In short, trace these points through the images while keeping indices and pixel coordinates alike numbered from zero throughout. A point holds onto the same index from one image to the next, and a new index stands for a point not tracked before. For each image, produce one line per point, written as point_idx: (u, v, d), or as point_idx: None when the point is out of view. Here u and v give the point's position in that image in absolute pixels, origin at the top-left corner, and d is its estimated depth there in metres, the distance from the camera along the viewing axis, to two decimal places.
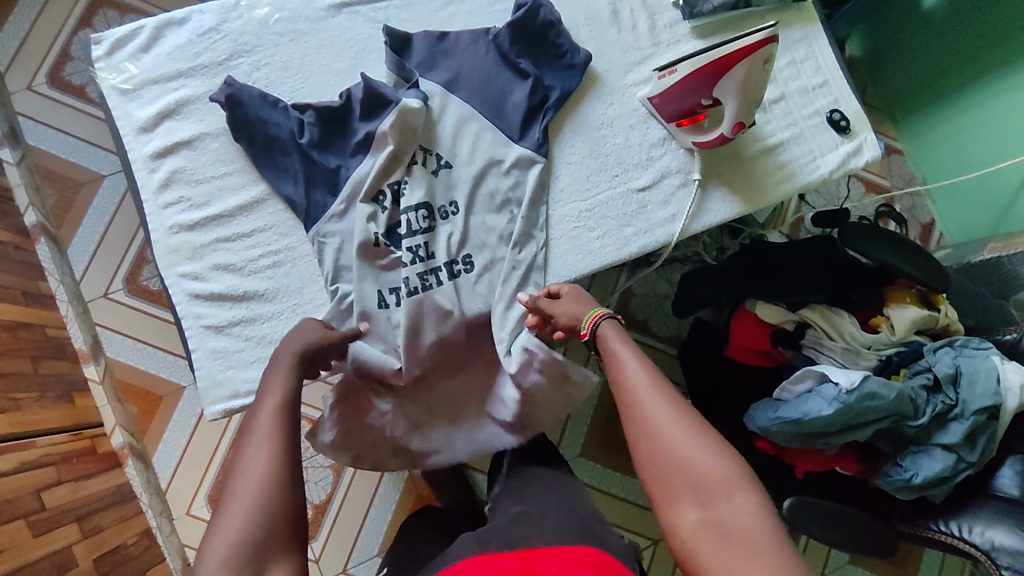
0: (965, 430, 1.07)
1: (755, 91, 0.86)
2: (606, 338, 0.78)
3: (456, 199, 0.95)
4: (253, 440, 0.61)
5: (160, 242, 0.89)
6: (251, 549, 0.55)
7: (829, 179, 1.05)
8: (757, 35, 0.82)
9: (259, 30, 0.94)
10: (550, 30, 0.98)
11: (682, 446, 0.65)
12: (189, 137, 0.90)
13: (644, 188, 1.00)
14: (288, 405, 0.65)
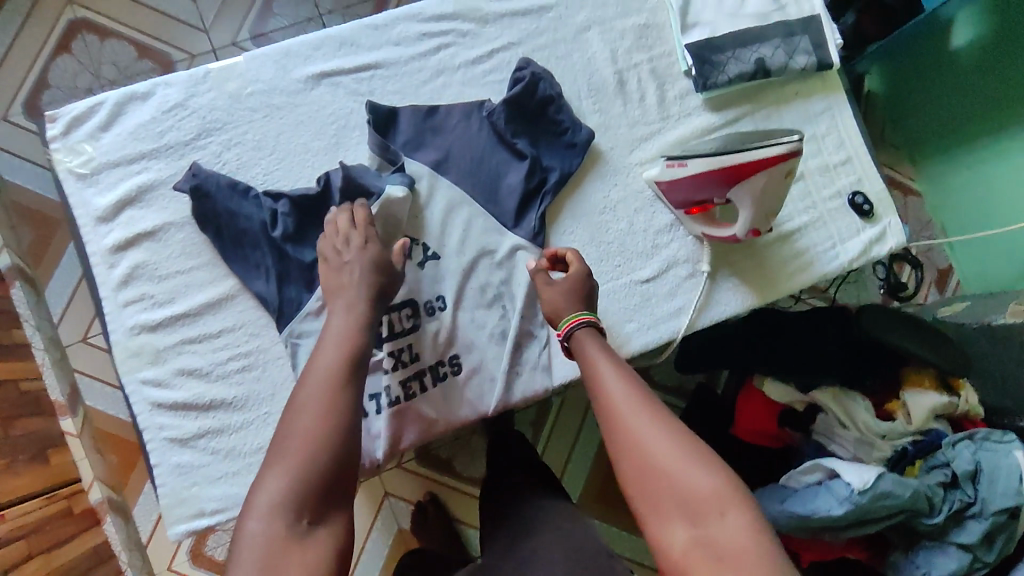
0: (983, 531, 1.02)
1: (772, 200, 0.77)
2: (583, 340, 0.73)
3: (442, 293, 0.87)
4: (302, 401, 0.62)
5: (120, 345, 0.82)
6: (294, 508, 0.55)
7: (851, 269, 0.96)
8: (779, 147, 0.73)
9: (230, 105, 0.86)
10: (549, 106, 0.90)
11: (667, 454, 0.59)
12: (152, 228, 0.83)
13: (648, 279, 0.93)
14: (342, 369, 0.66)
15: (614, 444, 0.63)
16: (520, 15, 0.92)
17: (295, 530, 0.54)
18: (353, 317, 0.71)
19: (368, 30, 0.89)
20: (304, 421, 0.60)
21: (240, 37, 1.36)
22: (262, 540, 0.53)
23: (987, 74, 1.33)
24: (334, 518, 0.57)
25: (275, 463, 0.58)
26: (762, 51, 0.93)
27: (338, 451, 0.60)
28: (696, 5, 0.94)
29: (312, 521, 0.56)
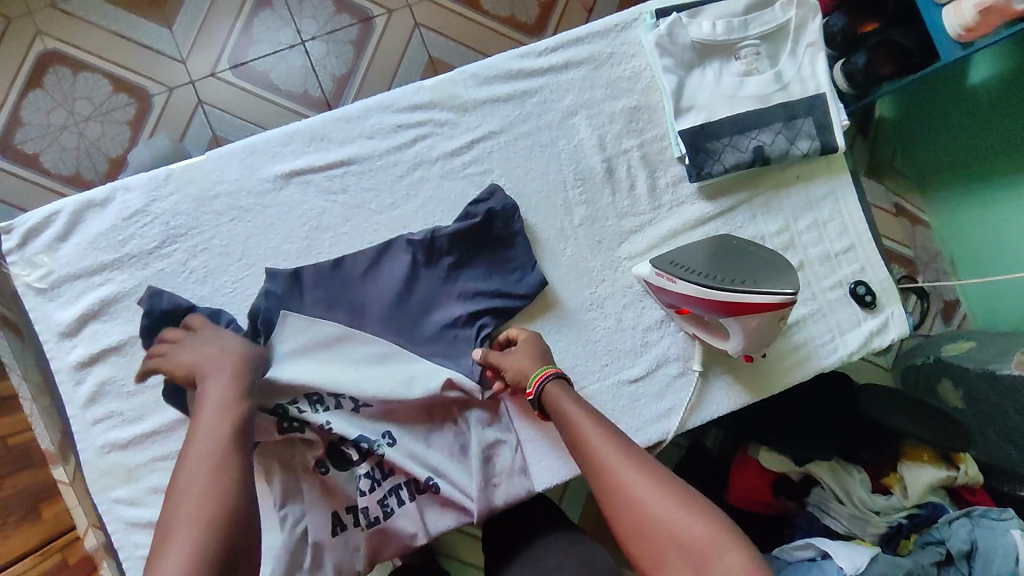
0: None
1: (766, 334, 0.74)
2: (552, 394, 0.73)
3: (387, 428, 0.84)
4: (191, 475, 0.56)
5: (90, 464, 0.80)
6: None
7: (849, 362, 0.92)
8: (772, 293, 0.69)
9: (195, 208, 0.81)
10: (505, 244, 0.86)
11: (660, 503, 0.58)
12: (118, 342, 0.80)
13: (637, 378, 0.88)
14: (241, 434, 0.61)
15: (604, 499, 0.62)
16: (502, 101, 0.87)
17: None
18: (231, 388, 0.65)
19: (340, 123, 0.84)
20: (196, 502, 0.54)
21: (219, 68, 1.28)
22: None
23: (995, 117, 1.18)
24: None
25: (169, 548, 0.51)
26: (761, 138, 0.87)
27: (234, 524, 0.53)
28: (691, 86, 0.88)
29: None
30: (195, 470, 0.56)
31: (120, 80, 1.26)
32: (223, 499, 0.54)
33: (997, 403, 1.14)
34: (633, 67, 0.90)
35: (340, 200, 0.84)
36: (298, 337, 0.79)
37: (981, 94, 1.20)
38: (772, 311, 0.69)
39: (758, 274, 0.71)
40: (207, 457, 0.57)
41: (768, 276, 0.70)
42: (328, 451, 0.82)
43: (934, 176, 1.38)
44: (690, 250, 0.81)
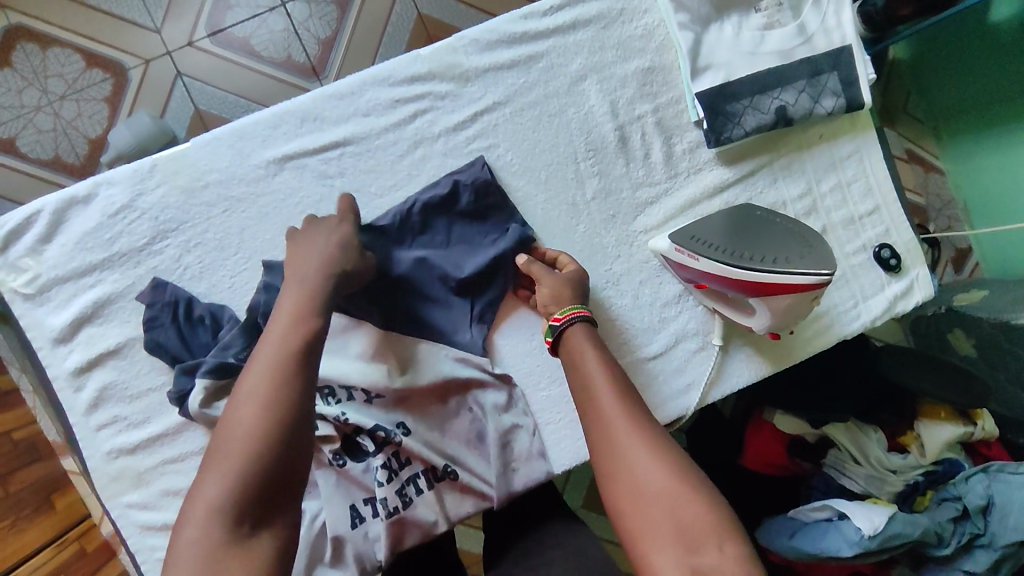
0: (992, 562, 1.00)
1: (794, 314, 0.70)
2: (576, 337, 0.72)
3: (402, 419, 0.81)
4: (250, 389, 0.58)
5: (98, 471, 0.77)
6: (232, 520, 0.52)
7: (872, 328, 0.89)
8: (803, 272, 0.66)
9: (184, 201, 0.76)
10: (495, 214, 0.82)
11: (658, 481, 0.57)
12: (116, 346, 0.76)
13: (655, 355, 0.85)
14: (301, 352, 0.61)
15: (605, 464, 0.61)
16: (506, 68, 0.81)
17: (237, 532, 0.51)
18: (308, 304, 0.66)
19: (333, 101, 0.78)
20: (247, 417, 0.56)
21: (197, 36, 1.20)
22: (202, 546, 0.50)
23: (1013, 58, 1.12)
24: (277, 517, 0.54)
25: (217, 462, 0.55)
26: (783, 98, 0.82)
27: (284, 442, 0.56)
28: (709, 43, 0.83)
29: (256, 523, 0.53)
30: (248, 387, 0.58)
31: (92, 54, 1.18)
32: (273, 422, 0.56)
33: (1010, 349, 1.11)
34: (645, 25, 0.84)
35: (338, 184, 0.79)
36: None
37: (1003, 34, 1.12)
38: (805, 293, 0.66)
39: (790, 253, 0.68)
40: (267, 369, 0.59)
41: (800, 255, 0.68)
42: (345, 444, 0.80)
43: (949, 118, 1.32)
44: (710, 222, 0.76)
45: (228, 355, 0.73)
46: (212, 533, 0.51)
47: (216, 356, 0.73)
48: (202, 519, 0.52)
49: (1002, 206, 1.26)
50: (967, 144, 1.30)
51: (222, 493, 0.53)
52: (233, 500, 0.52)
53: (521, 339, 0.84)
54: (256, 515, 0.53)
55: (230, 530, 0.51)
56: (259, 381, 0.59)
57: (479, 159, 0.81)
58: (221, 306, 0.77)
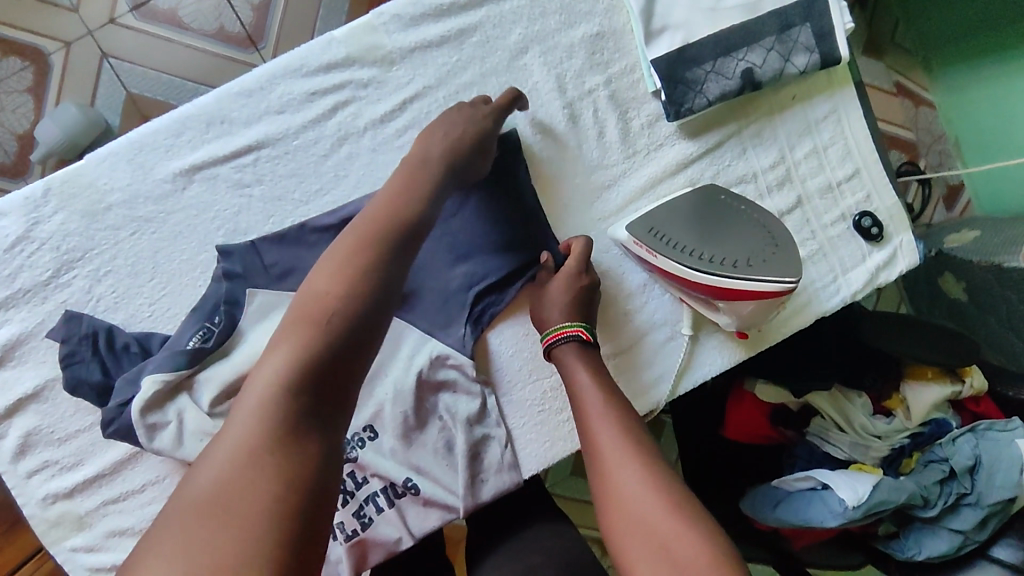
0: (978, 518, 0.98)
1: (761, 316, 0.67)
2: (566, 357, 0.69)
3: (370, 421, 0.76)
4: (323, 274, 0.53)
5: (37, 517, 0.73)
6: (298, 388, 0.47)
7: (853, 303, 0.82)
8: (773, 279, 0.62)
9: (86, 226, 0.69)
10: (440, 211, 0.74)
11: (656, 510, 0.53)
12: (35, 389, 0.71)
13: (621, 350, 0.79)
14: (374, 242, 0.55)
15: (603, 495, 0.58)
16: (435, 46, 0.72)
17: (291, 421, 0.45)
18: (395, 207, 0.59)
19: (240, 99, 0.70)
20: (332, 286, 0.52)
21: (118, 12, 1.10)
22: (252, 433, 0.44)
23: None
24: (333, 415, 0.48)
25: (281, 344, 0.49)
26: (749, 58, 0.73)
27: (353, 332, 0.51)
28: (663, 1, 0.73)
29: (313, 413, 0.47)
30: (333, 259, 0.54)
31: (8, 42, 1.08)
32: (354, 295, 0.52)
33: (1000, 291, 1.06)
34: None
35: (256, 193, 0.71)
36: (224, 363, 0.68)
37: None
38: (773, 300, 0.62)
39: (755, 253, 0.64)
40: (353, 243, 0.55)
41: (763, 258, 0.63)
42: None
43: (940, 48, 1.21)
44: (669, 209, 0.69)
45: (187, 338, 0.68)
46: (275, 396, 0.46)
47: (171, 345, 0.68)
48: (268, 380, 0.47)
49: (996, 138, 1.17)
50: (959, 72, 1.20)
51: (290, 356, 0.48)
52: (287, 389, 0.47)
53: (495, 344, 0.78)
54: (321, 390, 0.48)
55: (286, 420, 0.45)
56: (350, 253, 0.54)
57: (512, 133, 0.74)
58: (149, 331, 0.70)
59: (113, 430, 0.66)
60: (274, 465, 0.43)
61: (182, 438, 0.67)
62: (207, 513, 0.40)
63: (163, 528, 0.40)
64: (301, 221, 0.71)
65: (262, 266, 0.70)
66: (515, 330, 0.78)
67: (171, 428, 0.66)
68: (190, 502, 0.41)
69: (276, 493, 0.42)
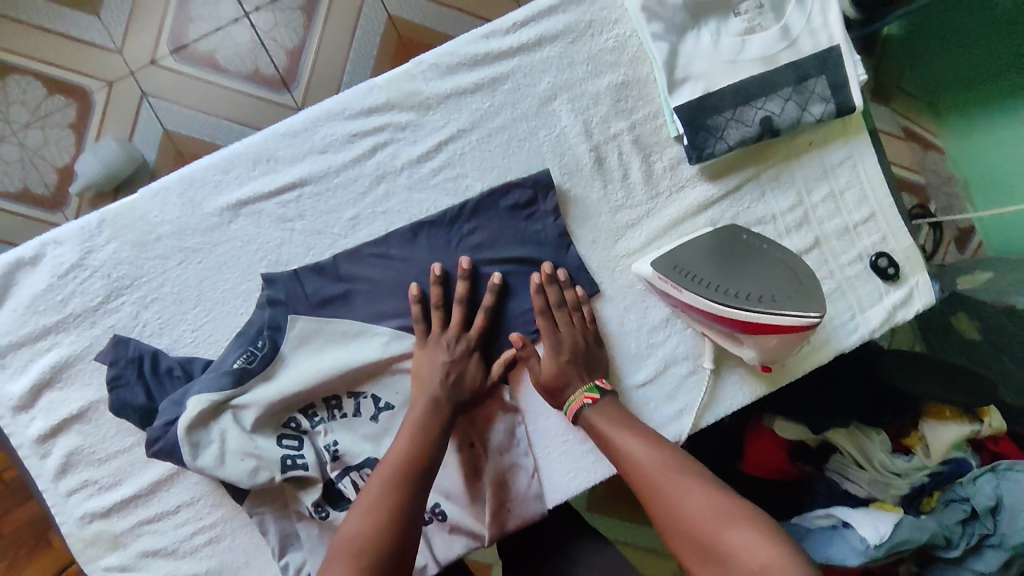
0: (1002, 562, 0.98)
1: (787, 350, 0.69)
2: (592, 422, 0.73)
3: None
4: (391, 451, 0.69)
5: (73, 536, 0.75)
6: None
7: (871, 341, 0.85)
8: (796, 311, 0.65)
9: (137, 255, 0.72)
10: (475, 245, 0.77)
11: (706, 513, 0.61)
12: (79, 410, 0.73)
13: (645, 382, 0.81)
14: (427, 420, 0.71)
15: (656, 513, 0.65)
16: (469, 93, 0.76)
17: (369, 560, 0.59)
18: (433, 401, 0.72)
19: (286, 139, 0.74)
20: (393, 453, 0.68)
21: (160, 54, 1.16)
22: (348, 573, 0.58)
23: None
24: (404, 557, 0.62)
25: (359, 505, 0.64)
26: (768, 107, 0.77)
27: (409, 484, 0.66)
28: (686, 53, 0.77)
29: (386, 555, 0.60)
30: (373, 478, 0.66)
31: (53, 80, 1.14)
32: (378, 534, 0.61)
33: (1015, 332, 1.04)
34: (616, 35, 0.78)
35: (298, 227, 0.74)
36: (266, 388, 0.73)
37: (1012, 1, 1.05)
38: (800, 334, 0.65)
39: (779, 288, 0.67)
40: (377, 490, 0.65)
41: (787, 295, 0.66)
42: (326, 494, 0.76)
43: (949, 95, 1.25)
44: (692, 249, 0.73)
45: (232, 360, 0.72)
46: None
47: (216, 367, 0.72)
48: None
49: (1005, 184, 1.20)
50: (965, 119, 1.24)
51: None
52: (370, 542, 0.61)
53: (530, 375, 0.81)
54: None
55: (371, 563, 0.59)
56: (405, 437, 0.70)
57: (534, 170, 0.77)
58: (192, 355, 0.74)
59: (158, 448, 0.69)
60: None
61: (224, 457, 0.70)
62: None
63: None
64: (341, 254, 0.75)
65: (304, 295, 0.74)
66: None
67: (214, 446, 0.70)
68: None
69: None
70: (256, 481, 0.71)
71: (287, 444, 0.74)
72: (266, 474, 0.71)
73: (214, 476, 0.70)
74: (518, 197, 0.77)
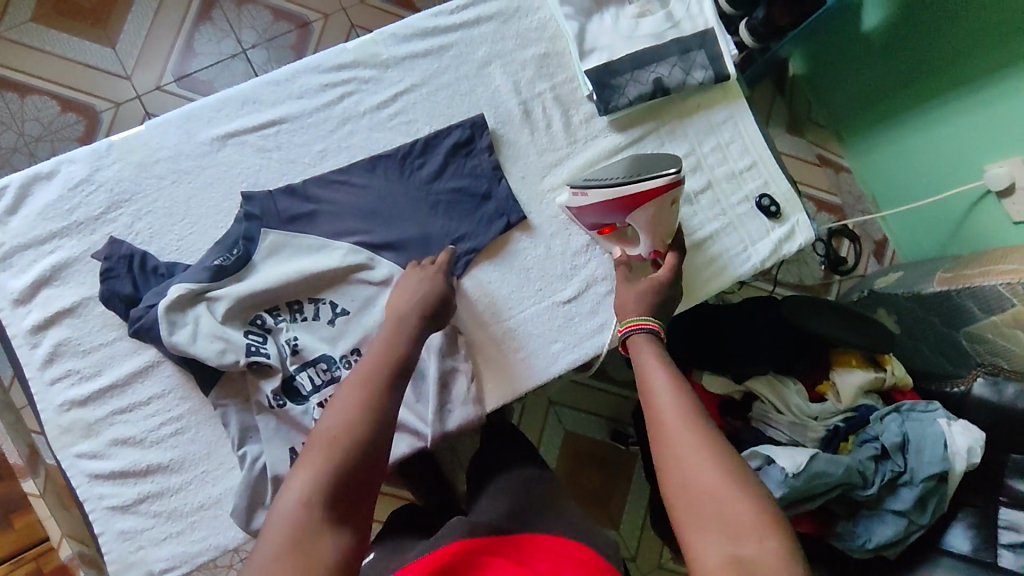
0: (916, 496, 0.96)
1: (666, 224, 0.85)
2: (638, 346, 0.75)
3: (357, 345, 0.88)
4: (371, 352, 0.72)
5: (52, 423, 0.84)
6: (322, 504, 0.56)
7: (763, 269, 0.99)
8: (660, 177, 0.80)
9: (137, 173, 0.87)
10: (423, 174, 0.93)
11: (706, 475, 0.57)
12: (72, 305, 0.84)
13: (570, 298, 0.94)
14: (402, 329, 0.75)
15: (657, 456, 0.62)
16: (421, 56, 0.95)
17: (339, 458, 0.59)
18: (401, 320, 0.77)
19: (270, 86, 0.91)
20: (372, 357, 0.70)
21: (165, 81, 1.35)
22: (314, 468, 0.58)
23: (896, 53, 1.29)
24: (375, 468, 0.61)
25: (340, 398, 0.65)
26: (659, 71, 0.96)
27: (394, 391, 0.67)
28: (593, 31, 0.97)
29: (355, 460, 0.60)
30: (355, 377, 0.67)
31: (67, 100, 1.32)
32: (353, 438, 0.61)
33: (927, 318, 1.14)
34: (538, 20, 0.98)
35: (275, 156, 0.90)
36: (238, 285, 0.84)
37: (876, 38, 1.31)
38: (664, 193, 0.80)
39: (648, 167, 0.83)
40: (356, 387, 0.66)
41: (656, 168, 0.82)
42: (284, 386, 0.84)
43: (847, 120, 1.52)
44: (598, 173, 0.91)
45: (211, 260, 0.85)
46: (303, 517, 0.54)
47: (198, 265, 0.84)
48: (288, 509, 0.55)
49: (908, 188, 1.42)
50: (865, 138, 1.50)
51: (318, 481, 0.57)
52: (344, 439, 0.60)
53: (470, 292, 0.92)
54: (338, 498, 0.57)
55: (342, 463, 0.59)
56: (390, 347, 0.72)
57: (473, 117, 0.95)
58: (178, 260, 0.86)
59: (139, 326, 0.80)
60: (322, 506, 0.55)
61: (197, 337, 0.81)
62: (290, 534, 0.53)
63: (264, 548, 0.52)
64: (310, 179, 0.90)
65: (276, 210, 0.88)
66: (480, 280, 0.93)
67: (189, 326, 0.81)
68: (278, 517, 0.54)
69: (311, 526, 0.53)
70: (222, 360, 0.80)
71: (252, 336, 0.84)
72: (232, 356, 0.81)
73: (186, 352, 0.80)
74: (459, 135, 0.94)
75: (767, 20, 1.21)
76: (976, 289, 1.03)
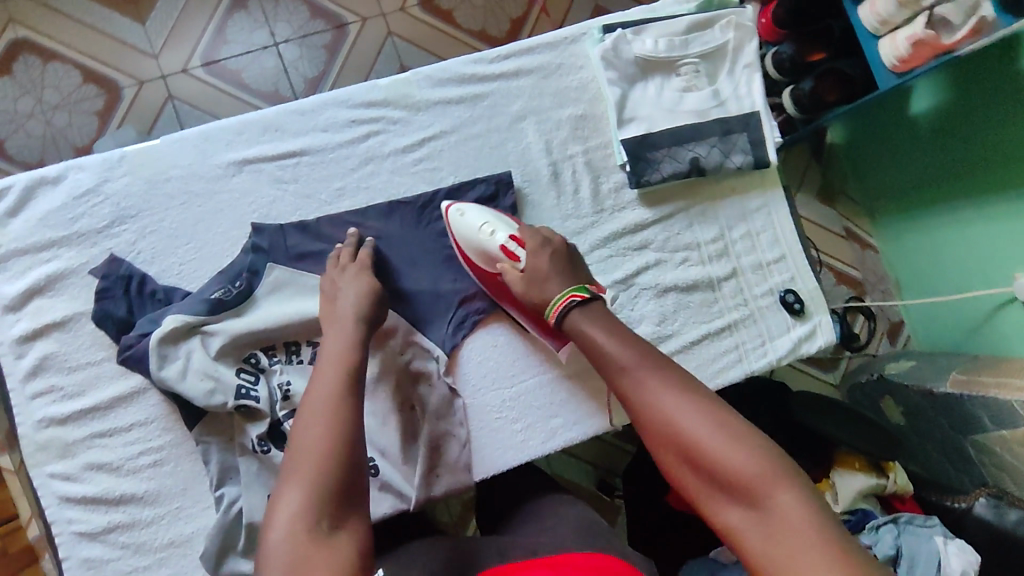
0: None
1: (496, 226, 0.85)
2: (574, 324, 0.74)
3: None
4: (334, 347, 0.72)
5: (28, 438, 0.81)
6: (315, 510, 0.55)
7: (779, 367, 0.95)
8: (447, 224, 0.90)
9: (146, 190, 0.84)
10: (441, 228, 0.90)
11: (703, 430, 0.58)
12: (63, 319, 0.81)
13: (575, 373, 0.91)
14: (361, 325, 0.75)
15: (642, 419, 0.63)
16: (454, 103, 0.91)
17: (322, 454, 0.59)
18: (356, 325, 0.75)
19: (294, 116, 0.88)
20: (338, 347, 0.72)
21: (191, 64, 1.28)
22: (303, 472, 0.58)
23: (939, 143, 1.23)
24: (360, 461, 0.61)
25: (314, 402, 0.65)
26: (697, 150, 0.92)
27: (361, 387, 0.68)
28: (634, 99, 0.93)
29: (342, 457, 0.60)
30: (326, 379, 0.67)
31: (90, 71, 1.25)
32: (333, 431, 0.62)
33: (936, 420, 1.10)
34: (580, 79, 0.95)
35: (291, 189, 0.87)
36: (235, 322, 0.81)
37: (923, 124, 1.26)
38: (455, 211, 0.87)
39: None
40: (330, 392, 0.66)
41: None
42: (271, 431, 0.81)
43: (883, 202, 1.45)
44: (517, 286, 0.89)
45: (212, 291, 0.82)
46: (301, 520, 0.54)
47: (196, 296, 0.82)
48: (285, 521, 0.54)
49: (935, 281, 1.35)
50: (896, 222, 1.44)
51: (307, 494, 0.56)
52: (327, 432, 0.61)
53: (473, 355, 0.90)
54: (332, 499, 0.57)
55: (324, 456, 0.59)
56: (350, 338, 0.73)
57: (499, 174, 0.91)
58: (178, 286, 0.83)
59: (128, 355, 0.78)
60: (319, 507, 0.56)
61: (186, 373, 0.78)
62: (295, 541, 0.53)
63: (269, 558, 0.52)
64: (325, 217, 0.87)
65: (284, 246, 0.85)
66: (485, 344, 0.90)
67: (180, 362, 0.78)
68: (276, 525, 0.54)
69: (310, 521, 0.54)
70: (210, 401, 0.78)
71: (244, 376, 0.81)
72: (220, 397, 0.78)
73: (173, 388, 0.77)
74: (482, 190, 0.90)
75: (813, 94, 1.08)
76: (991, 400, 0.98)
